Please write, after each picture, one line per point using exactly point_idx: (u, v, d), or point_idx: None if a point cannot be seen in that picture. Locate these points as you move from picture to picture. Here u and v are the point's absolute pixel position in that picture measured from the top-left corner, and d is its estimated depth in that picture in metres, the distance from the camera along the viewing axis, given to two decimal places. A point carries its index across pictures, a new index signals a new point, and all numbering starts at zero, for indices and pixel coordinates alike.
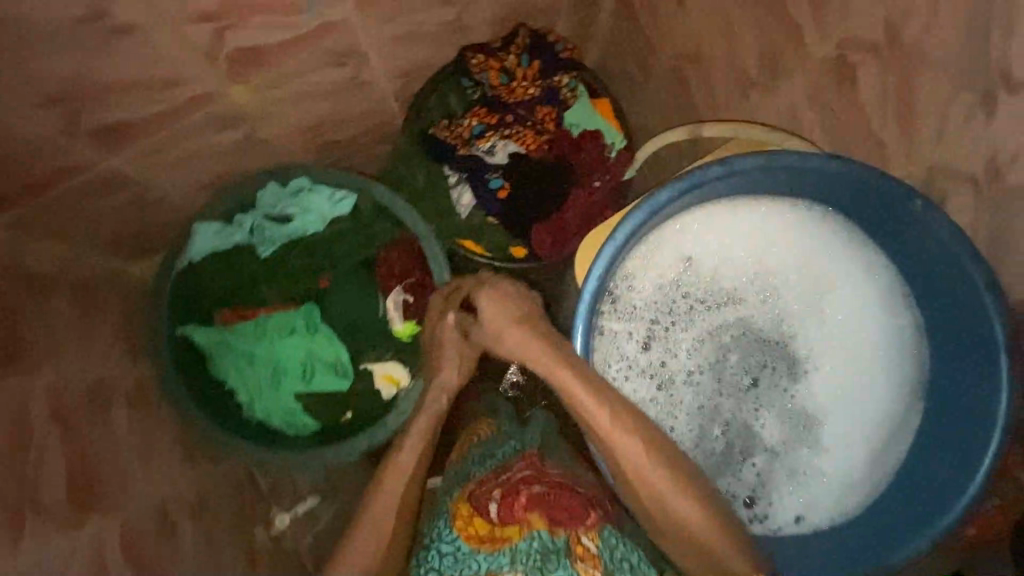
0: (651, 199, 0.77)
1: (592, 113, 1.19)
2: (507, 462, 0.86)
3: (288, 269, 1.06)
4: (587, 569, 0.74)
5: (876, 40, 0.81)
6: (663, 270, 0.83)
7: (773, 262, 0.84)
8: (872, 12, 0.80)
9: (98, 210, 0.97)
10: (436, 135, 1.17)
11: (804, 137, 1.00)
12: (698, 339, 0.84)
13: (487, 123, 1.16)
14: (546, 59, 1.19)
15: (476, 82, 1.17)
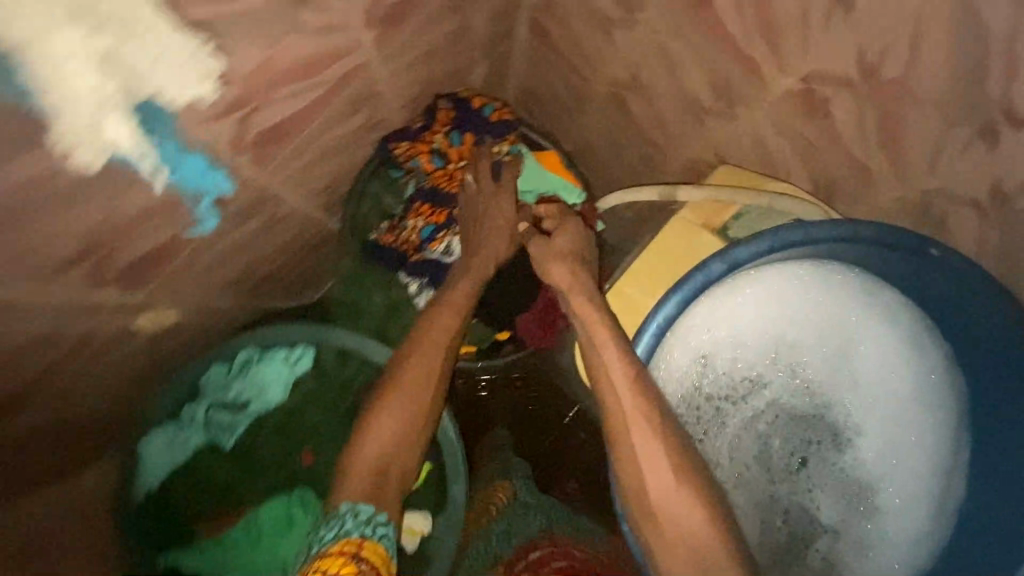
0: (658, 313, 0.71)
1: (544, 173, 1.09)
2: (532, 541, 0.96)
3: (264, 455, 0.94)
4: None
5: (850, 75, 0.72)
6: (687, 373, 0.77)
7: (793, 335, 0.79)
8: (839, 49, 0.70)
9: (20, 460, 0.81)
10: (382, 245, 1.02)
11: (775, 157, 0.94)
12: (737, 434, 0.79)
13: (434, 217, 1.01)
14: (479, 127, 1.05)
15: (409, 174, 1.03)
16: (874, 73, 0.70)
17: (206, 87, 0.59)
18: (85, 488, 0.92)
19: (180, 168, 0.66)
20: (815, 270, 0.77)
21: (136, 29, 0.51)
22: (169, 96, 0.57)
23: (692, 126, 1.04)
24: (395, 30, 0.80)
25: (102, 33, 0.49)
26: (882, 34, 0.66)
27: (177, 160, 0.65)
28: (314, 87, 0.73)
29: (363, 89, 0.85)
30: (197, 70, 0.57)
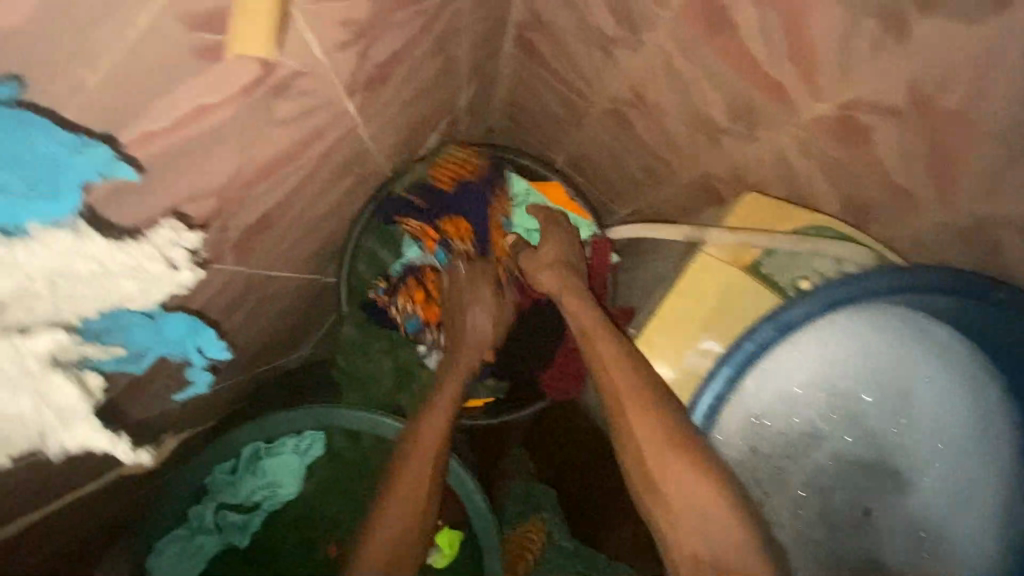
0: (707, 392, 0.68)
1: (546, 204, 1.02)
2: None
3: (284, 553, 0.88)
4: None
5: (901, 105, 0.67)
6: (740, 439, 0.72)
7: (850, 386, 0.73)
8: (895, 76, 0.64)
9: None
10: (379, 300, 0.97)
11: (795, 180, 0.87)
12: (796, 490, 0.75)
13: (426, 307, 0.97)
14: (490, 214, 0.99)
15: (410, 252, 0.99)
16: (932, 103, 0.64)
17: (187, 270, 0.47)
18: None
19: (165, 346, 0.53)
20: (875, 314, 0.70)
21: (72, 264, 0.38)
22: (137, 300, 0.44)
23: (705, 146, 0.95)
24: (382, 87, 0.70)
25: (45, 289, 0.37)
26: (948, 62, 0.60)
27: (152, 338, 0.50)
28: (299, 170, 0.63)
29: (351, 152, 0.75)
30: (162, 253, 0.45)
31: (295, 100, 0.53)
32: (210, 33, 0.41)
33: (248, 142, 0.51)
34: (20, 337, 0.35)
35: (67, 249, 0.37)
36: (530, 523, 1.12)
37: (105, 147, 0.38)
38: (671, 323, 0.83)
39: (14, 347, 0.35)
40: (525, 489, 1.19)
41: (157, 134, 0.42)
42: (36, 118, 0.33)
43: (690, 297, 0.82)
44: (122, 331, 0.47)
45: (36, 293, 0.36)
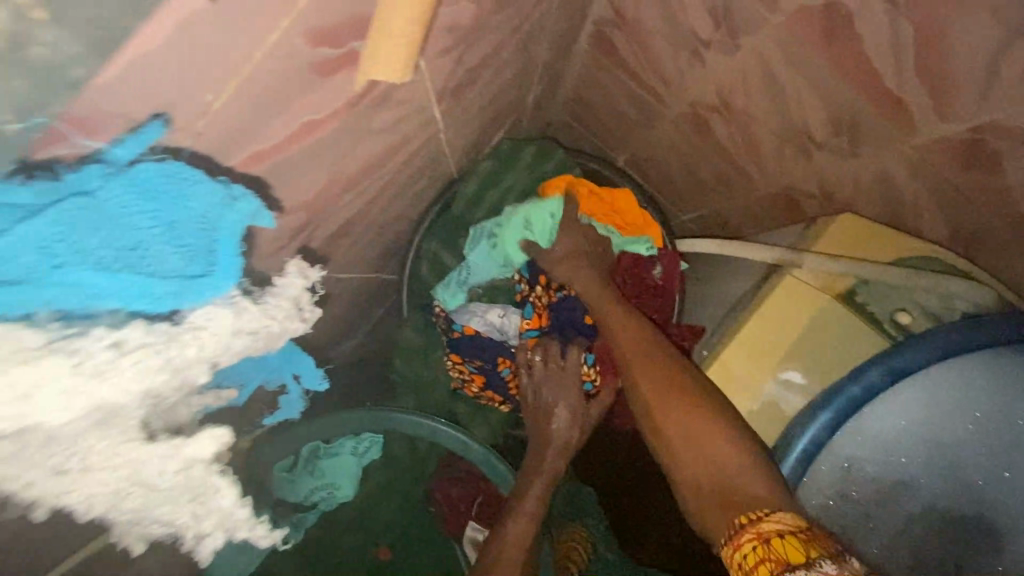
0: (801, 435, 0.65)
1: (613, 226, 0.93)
2: None
3: (339, 554, 0.87)
4: None
5: None
6: (825, 484, 0.67)
7: (955, 436, 0.66)
8: None
9: None
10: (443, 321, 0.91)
11: (894, 203, 0.81)
12: (886, 550, 0.67)
13: (489, 391, 0.93)
14: (577, 324, 0.89)
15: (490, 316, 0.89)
16: None
17: (300, 324, 0.47)
18: None
19: (263, 373, 0.50)
20: (987, 363, 0.65)
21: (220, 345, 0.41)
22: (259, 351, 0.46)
23: (793, 159, 0.89)
24: (470, 90, 0.67)
25: (201, 374, 0.41)
26: None
27: (250, 371, 0.49)
28: (383, 176, 0.61)
29: (433, 156, 0.73)
30: (294, 304, 0.46)
31: (394, 108, 0.51)
32: (331, 46, 0.39)
33: (348, 152, 0.49)
34: (185, 439, 0.42)
35: (216, 336, 0.40)
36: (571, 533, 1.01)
37: (253, 196, 0.38)
38: (752, 348, 0.77)
39: (177, 447, 0.42)
40: (565, 498, 1.09)
41: (275, 146, 0.41)
42: (189, 171, 0.34)
43: (775, 325, 0.77)
44: (232, 369, 0.47)
45: (194, 381, 0.41)
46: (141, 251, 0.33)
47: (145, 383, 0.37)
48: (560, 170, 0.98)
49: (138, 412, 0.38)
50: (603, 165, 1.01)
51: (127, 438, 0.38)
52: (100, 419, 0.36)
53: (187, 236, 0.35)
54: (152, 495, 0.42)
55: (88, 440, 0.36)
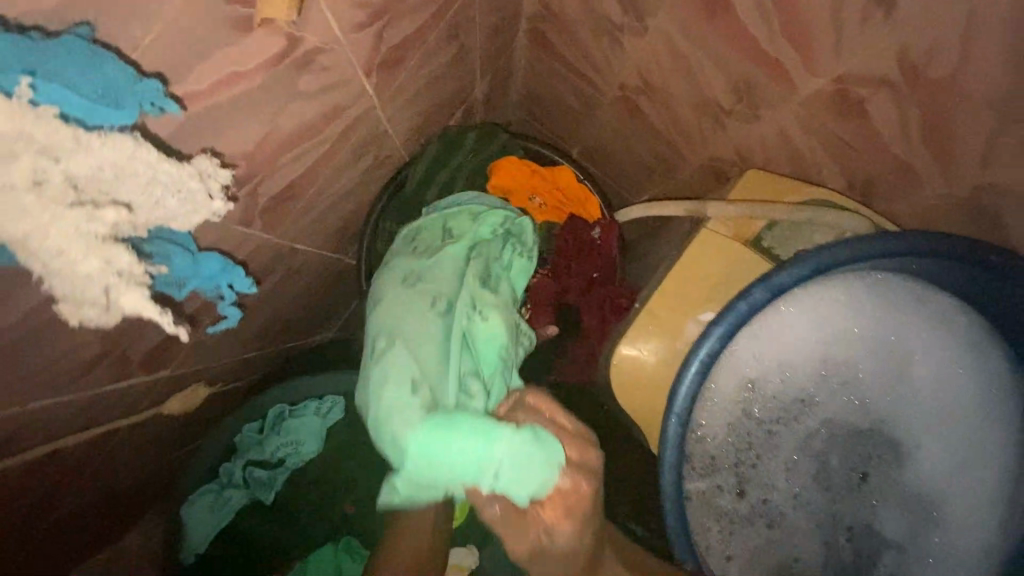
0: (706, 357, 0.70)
1: (540, 464, 0.70)
2: None
3: (309, 508, 0.93)
4: None
5: (892, 77, 0.70)
6: (729, 403, 0.73)
7: (838, 348, 0.74)
8: (882, 51, 0.68)
9: (55, 539, 0.80)
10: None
11: (799, 158, 0.89)
12: (794, 459, 0.74)
13: None
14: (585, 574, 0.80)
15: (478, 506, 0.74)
16: (920, 74, 0.67)
17: (219, 198, 0.53)
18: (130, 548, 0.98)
19: (189, 275, 0.56)
20: (860, 281, 0.73)
21: (141, 172, 0.45)
22: (180, 220, 0.51)
23: (710, 129, 0.98)
24: (397, 69, 0.76)
25: (110, 173, 0.44)
26: (933, 33, 0.63)
27: (190, 270, 0.55)
28: (322, 145, 0.70)
29: (371, 132, 0.81)
30: (201, 177, 0.51)
31: (316, 74, 0.59)
32: (243, 4, 0.47)
33: (275, 111, 0.57)
34: (88, 207, 0.42)
35: (140, 159, 0.45)
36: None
37: (159, 86, 0.44)
38: (674, 296, 0.85)
39: (84, 212, 0.42)
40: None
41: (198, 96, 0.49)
42: (103, 52, 0.39)
43: (695, 277, 0.85)
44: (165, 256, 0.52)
45: (105, 176, 0.43)
46: (56, 76, 0.37)
47: (75, 166, 0.41)
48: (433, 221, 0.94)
49: (55, 169, 0.40)
50: (544, 146, 1.11)
51: (42, 188, 0.40)
52: (37, 180, 0.39)
53: (97, 85, 0.39)
54: (61, 232, 0.41)
55: (16, 196, 0.38)
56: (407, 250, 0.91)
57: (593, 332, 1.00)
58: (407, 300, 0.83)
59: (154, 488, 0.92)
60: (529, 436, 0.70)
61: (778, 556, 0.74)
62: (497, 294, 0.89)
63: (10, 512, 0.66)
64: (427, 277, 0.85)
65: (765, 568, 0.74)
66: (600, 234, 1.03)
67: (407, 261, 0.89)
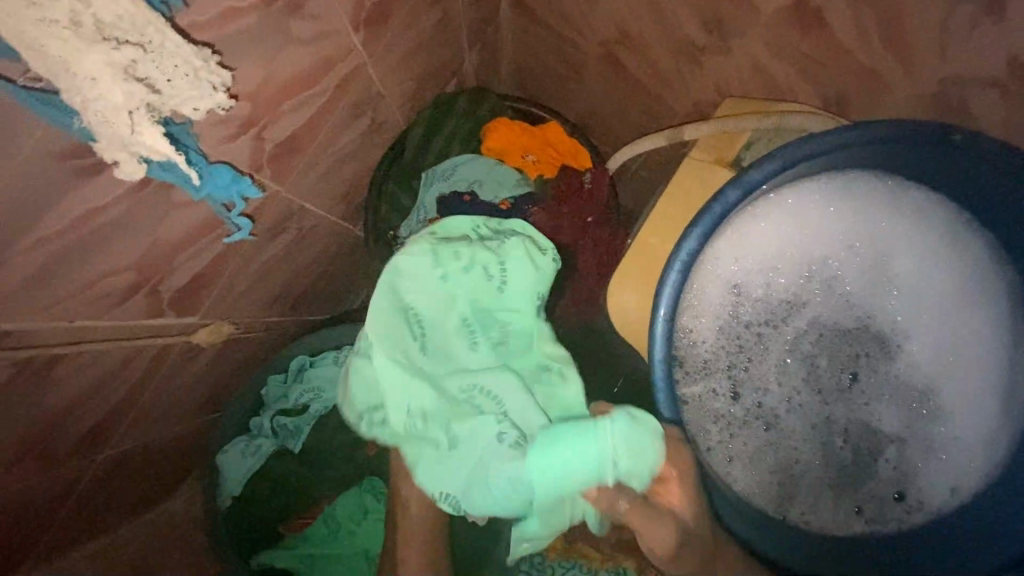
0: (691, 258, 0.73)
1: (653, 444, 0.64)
2: None
3: (332, 458, 0.97)
4: None
5: None
6: (716, 308, 0.76)
7: (817, 249, 0.77)
8: None
9: (108, 480, 0.88)
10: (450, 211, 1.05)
11: (775, 86, 0.92)
12: (785, 360, 0.77)
13: None
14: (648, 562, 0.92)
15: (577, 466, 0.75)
16: None
17: (222, 92, 0.58)
18: (175, 510, 1.05)
19: (206, 180, 0.64)
20: (835, 184, 0.76)
21: (153, 38, 0.50)
22: (189, 108, 0.56)
23: (688, 72, 1.03)
24: (385, 23, 0.84)
25: (140, 31, 0.49)
26: None
27: (205, 173, 0.64)
28: (319, 97, 0.77)
29: (366, 89, 0.89)
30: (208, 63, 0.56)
31: (310, 21, 0.67)
32: None
33: (275, 52, 0.64)
34: (115, 47, 0.47)
35: (152, 23, 0.49)
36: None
37: None
38: (663, 221, 0.89)
39: (113, 52, 0.47)
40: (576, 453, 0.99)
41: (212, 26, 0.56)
42: None
43: (676, 199, 0.89)
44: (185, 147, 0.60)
45: (136, 34, 0.49)
46: None
47: (103, 12, 0.46)
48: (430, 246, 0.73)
49: (99, 13, 0.45)
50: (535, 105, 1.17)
51: (82, 31, 0.45)
52: (73, 20, 0.44)
53: None
54: (96, 61, 0.46)
55: (57, 30, 0.44)
56: (413, 296, 0.71)
57: (587, 274, 1.04)
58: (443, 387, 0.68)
59: (194, 446, 0.99)
60: (625, 419, 0.64)
61: (777, 457, 0.76)
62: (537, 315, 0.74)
63: (62, 440, 0.74)
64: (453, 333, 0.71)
65: (766, 469, 0.76)
66: (591, 178, 1.08)
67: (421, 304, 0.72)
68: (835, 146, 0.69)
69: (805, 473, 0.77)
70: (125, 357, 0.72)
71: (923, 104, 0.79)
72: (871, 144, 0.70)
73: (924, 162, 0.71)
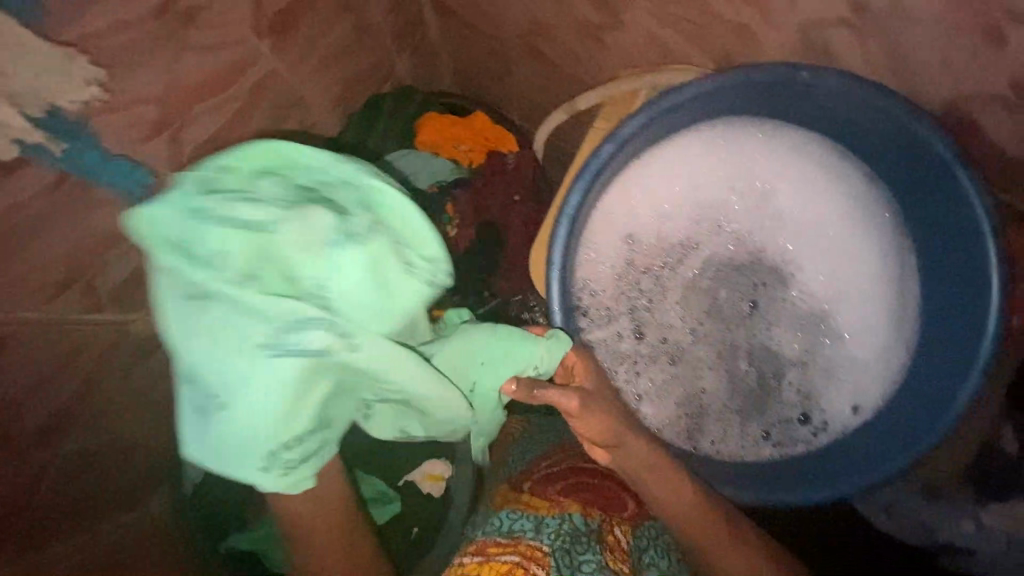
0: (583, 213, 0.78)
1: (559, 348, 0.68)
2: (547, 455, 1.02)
3: None
4: (616, 557, 0.79)
5: None
6: (612, 256, 0.81)
7: (703, 192, 0.82)
8: None
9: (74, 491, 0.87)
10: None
11: (670, 53, 0.98)
12: (684, 298, 0.82)
13: None
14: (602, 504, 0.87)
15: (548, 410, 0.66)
16: None
17: (94, 87, 0.66)
18: None
19: (101, 173, 0.71)
20: (715, 130, 0.80)
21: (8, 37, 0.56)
22: (58, 98, 0.63)
23: (594, 49, 1.08)
24: (291, 30, 0.92)
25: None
26: None
27: (98, 166, 0.70)
28: (230, 101, 0.86)
29: (285, 91, 0.96)
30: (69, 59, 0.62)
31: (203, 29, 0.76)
32: None
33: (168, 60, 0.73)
34: None
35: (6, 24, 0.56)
36: (525, 544, 0.77)
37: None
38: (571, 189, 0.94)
39: None
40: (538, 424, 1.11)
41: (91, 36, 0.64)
42: None
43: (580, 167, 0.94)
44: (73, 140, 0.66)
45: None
46: None
47: None
48: (193, 222, 0.52)
49: None
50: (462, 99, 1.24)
51: None
52: None
53: None
54: None
55: None
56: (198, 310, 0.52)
57: None
58: (296, 380, 0.52)
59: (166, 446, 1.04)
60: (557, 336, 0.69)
61: (684, 389, 0.81)
62: (384, 282, 0.55)
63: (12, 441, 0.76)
64: (279, 325, 0.51)
65: (675, 401, 0.81)
66: (512, 159, 1.15)
67: (220, 326, 0.51)
68: (695, 94, 0.72)
69: (713, 402, 0.82)
70: (69, 349, 0.79)
71: (794, 51, 0.84)
72: (734, 88, 0.72)
73: (789, 100, 0.74)
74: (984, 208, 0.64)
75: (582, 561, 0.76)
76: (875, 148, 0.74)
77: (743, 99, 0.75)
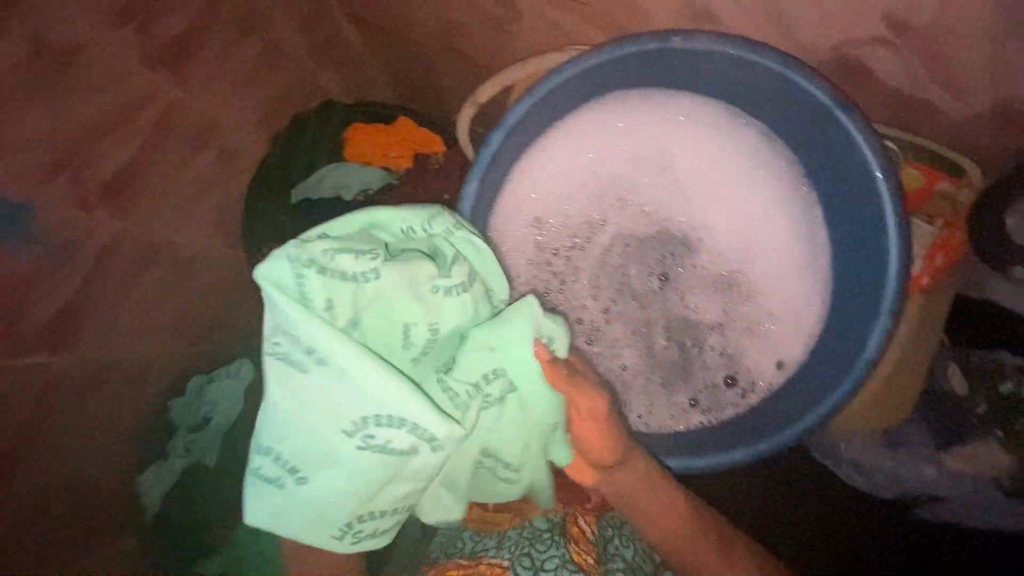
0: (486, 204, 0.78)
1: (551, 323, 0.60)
2: None
3: None
4: (580, 551, 0.74)
5: None
6: (520, 243, 0.82)
7: (604, 169, 0.83)
8: None
9: None
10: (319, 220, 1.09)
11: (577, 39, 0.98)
12: (596, 276, 0.83)
13: None
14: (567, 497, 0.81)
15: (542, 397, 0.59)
16: None
17: None
18: None
19: None
20: (608, 107, 0.80)
21: None
22: None
23: (504, 41, 1.08)
24: (189, 61, 0.94)
25: None
26: None
27: None
28: (135, 137, 0.89)
29: (197, 120, 0.98)
30: None
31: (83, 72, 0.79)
32: None
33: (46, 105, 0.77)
34: None
35: None
36: (486, 563, 0.72)
37: None
38: None
39: None
40: None
41: None
42: None
43: None
44: None
45: None
46: None
47: None
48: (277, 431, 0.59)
49: None
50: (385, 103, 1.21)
51: None
52: None
53: None
54: None
55: None
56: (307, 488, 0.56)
57: None
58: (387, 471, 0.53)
59: None
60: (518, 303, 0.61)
61: (607, 367, 0.81)
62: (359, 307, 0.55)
63: None
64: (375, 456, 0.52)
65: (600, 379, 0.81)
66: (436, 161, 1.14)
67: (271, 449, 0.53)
68: (577, 74, 0.72)
69: (636, 377, 0.82)
70: None
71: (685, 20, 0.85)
72: (618, 62, 0.72)
73: (676, 69, 0.74)
74: (868, 146, 0.65)
75: (543, 562, 0.72)
76: (761, 105, 0.75)
77: (630, 71, 0.75)
